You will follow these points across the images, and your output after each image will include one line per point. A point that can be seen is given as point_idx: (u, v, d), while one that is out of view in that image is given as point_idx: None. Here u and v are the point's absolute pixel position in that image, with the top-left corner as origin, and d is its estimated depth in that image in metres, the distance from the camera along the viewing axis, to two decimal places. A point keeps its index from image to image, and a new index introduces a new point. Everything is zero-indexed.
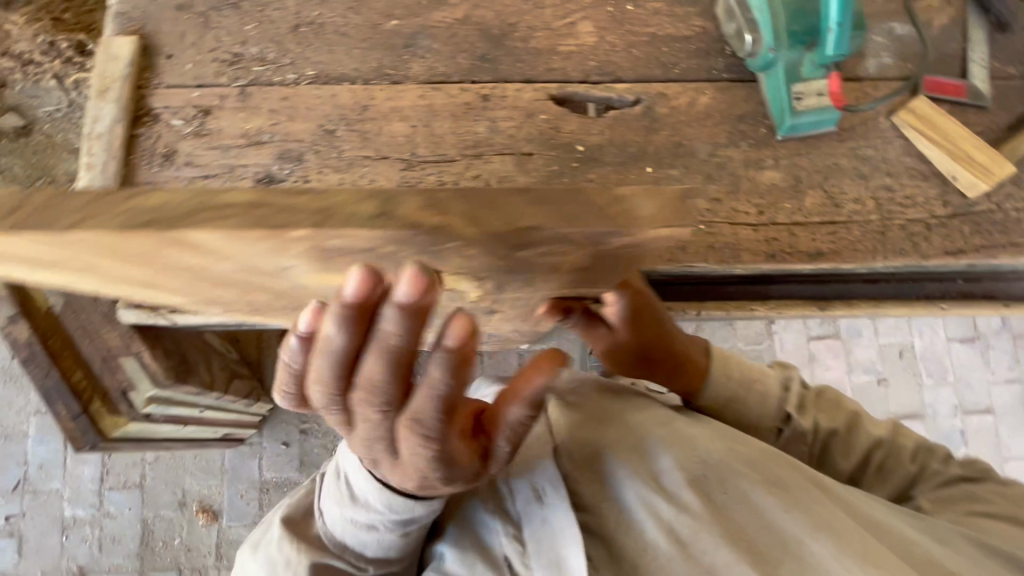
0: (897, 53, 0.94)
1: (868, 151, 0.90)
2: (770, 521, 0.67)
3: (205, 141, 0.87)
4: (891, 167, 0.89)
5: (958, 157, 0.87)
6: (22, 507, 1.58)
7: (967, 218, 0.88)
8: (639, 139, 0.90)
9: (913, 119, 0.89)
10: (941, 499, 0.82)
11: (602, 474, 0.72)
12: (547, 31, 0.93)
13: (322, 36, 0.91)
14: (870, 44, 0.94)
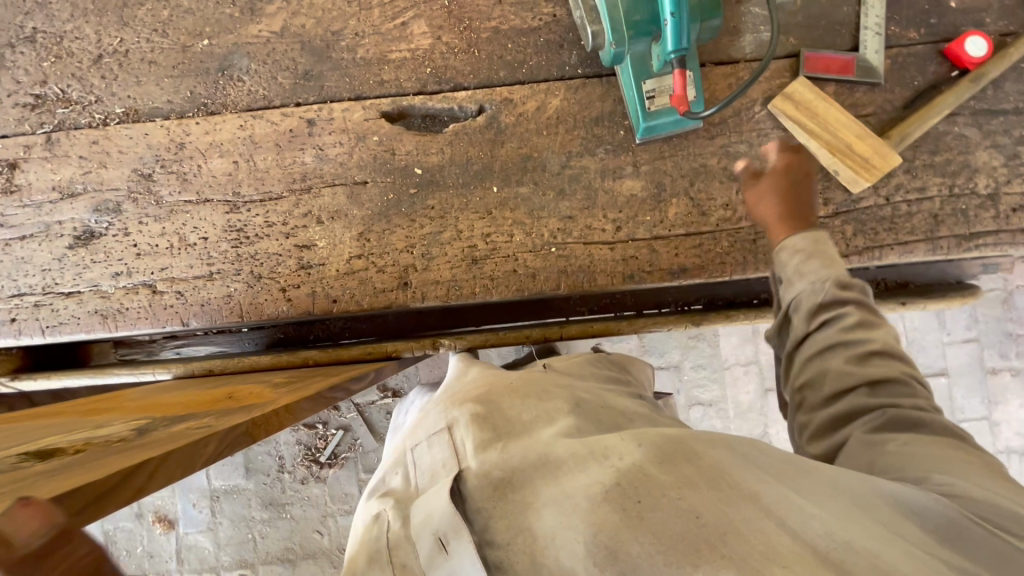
0: (782, 24, 0.81)
1: (741, 147, 0.80)
2: (695, 525, 0.42)
3: (16, 199, 0.82)
4: (766, 164, 0.80)
5: (836, 149, 0.77)
6: None
7: (850, 218, 0.79)
8: (483, 155, 0.81)
9: (789, 107, 0.79)
10: (931, 441, 0.58)
11: (514, 498, 0.51)
12: (375, 37, 0.82)
13: (127, 67, 0.82)
14: (750, 15, 0.81)
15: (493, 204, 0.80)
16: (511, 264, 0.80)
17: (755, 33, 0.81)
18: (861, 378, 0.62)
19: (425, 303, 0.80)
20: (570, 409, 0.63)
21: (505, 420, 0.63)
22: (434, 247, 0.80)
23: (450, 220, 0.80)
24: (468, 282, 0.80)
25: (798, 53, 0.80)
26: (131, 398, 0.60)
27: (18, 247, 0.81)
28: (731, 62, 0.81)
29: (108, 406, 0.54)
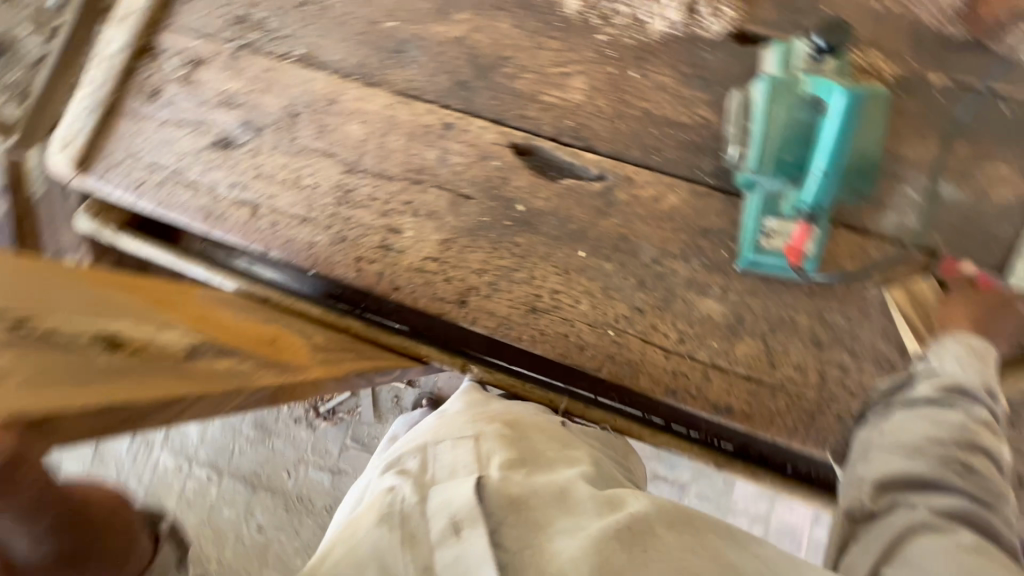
0: (933, 217, 0.77)
1: (838, 319, 0.76)
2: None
3: (187, 89, 0.92)
4: (856, 345, 0.75)
5: None
6: None
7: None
8: (584, 218, 0.82)
9: (905, 302, 0.75)
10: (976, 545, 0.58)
11: (534, 519, 0.53)
12: (536, 76, 0.87)
13: (323, 20, 0.92)
14: (903, 195, 0.77)
15: (572, 266, 0.81)
16: (565, 328, 0.80)
17: (900, 215, 0.77)
18: (954, 453, 0.65)
19: (472, 327, 0.82)
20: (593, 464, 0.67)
21: (530, 450, 0.65)
22: (504, 282, 0.82)
23: (529, 263, 0.82)
24: (519, 326, 0.81)
25: (937, 252, 0.76)
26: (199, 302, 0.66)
27: (172, 129, 0.92)
28: (863, 232, 0.77)
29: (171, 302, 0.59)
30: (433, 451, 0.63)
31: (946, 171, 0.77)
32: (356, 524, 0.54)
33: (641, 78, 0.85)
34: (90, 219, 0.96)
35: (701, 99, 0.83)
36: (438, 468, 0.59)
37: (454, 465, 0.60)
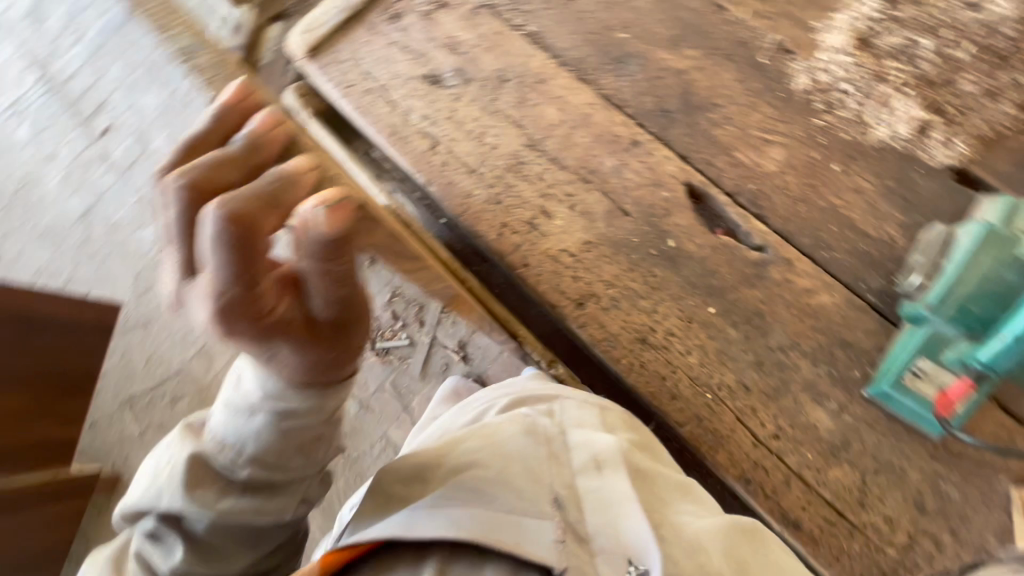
0: None
1: (952, 492, 0.70)
2: None
3: (424, 23, 1.01)
4: (962, 528, 0.69)
5: None
6: None
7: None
8: (727, 278, 0.82)
9: None
10: None
11: (653, 493, 0.63)
12: (738, 132, 0.87)
13: (565, 9, 0.98)
14: None
15: (697, 318, 0.80)
16: (666, 371, 0.79)
17: None
18: None
19: (578, 331, 0.83)
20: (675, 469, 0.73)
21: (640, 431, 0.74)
22: (625, 303, 0.83)
23: (657, 296, 0.82)
24: (622, 349, 0.81)
25: None
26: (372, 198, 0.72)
27: (397, 50, 1.01)
28: (1014, 417, 0.71)
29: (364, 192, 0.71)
30: (560, 399, 0.72)
31: None
32: (497, 426, 0.66)
33: (840, 174, 0.83)
34: (296, 97, 1.06)
35: (894, 218, 0.80)
36: (568, 414, 0.69)
37: (579, 416, 0.70)
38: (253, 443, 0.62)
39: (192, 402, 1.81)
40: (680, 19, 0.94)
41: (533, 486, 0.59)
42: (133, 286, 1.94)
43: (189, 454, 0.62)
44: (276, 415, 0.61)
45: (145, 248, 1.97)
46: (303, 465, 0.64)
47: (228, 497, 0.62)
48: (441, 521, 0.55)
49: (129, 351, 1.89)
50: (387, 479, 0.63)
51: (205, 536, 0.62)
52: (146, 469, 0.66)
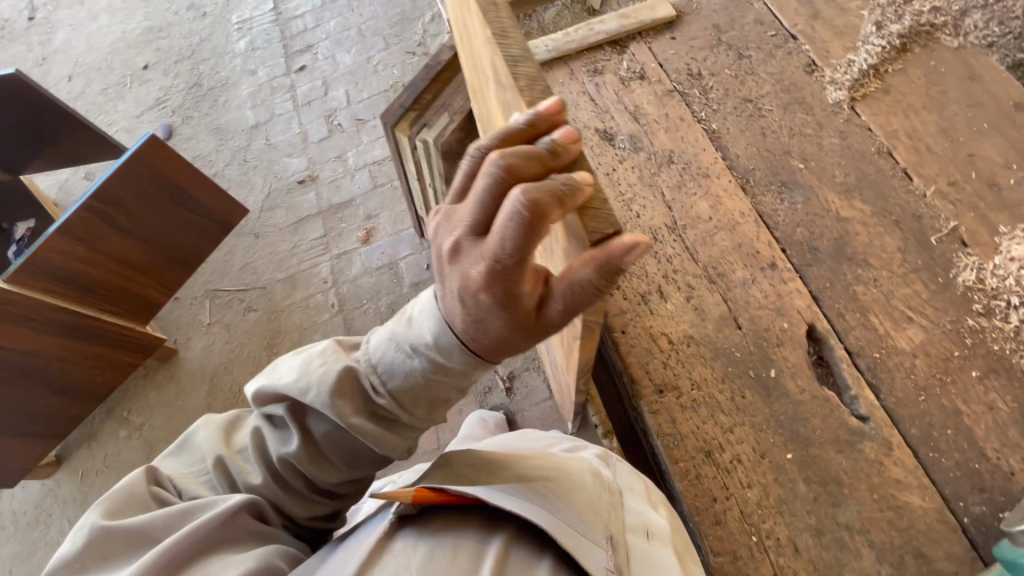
0: None
1: None
2: None
3: (618, 86, 1.09)
4: None
5: None
6: (348, 128, 2.24)
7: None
8: (817, 432, 0.78)
9: None
10: None
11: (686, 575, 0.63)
12: (881, 297, 0.85)
13: (751, 122, 1.02)
14: None
15: (771, 457, 0.77)
16: (720, 493, 0.76)
17: None
18: None
19: (648, 416, 0.82)
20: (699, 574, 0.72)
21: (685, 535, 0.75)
22: (705, 410, 0.81)
23: (739, 417, 0.80)
24: (685, 453, 0.79)
25: None
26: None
27: (584, 99, 1.09)
28: None
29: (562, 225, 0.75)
30: (612, 458, 0.78)
31: None
32: (559, 457, 0.71)
33: (975, 381, 0.78)
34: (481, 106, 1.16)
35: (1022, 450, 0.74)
36: (619, 475, 0.75)
37: (627, 480, 0.75)
38: (400, 378, 0.66)
39: (262, 318, 1.95)
40: (860, 172, 0.94)
41: (593, 515, 0.63)
42: (263, 201, 2.16)
43: (344, 367, 0.67)
44: (430, 365, 0.64)
45: (286, 175, 2.19)
46: (424, 415, 0.69)
47: (361, 423, 0.67)
48: (513, 505, 0.58)
49: (233, 252, 2.08)
50: (454, 458, 0.67)
51: (323, 438, 0.70)
52: (289, 366, 0.70)
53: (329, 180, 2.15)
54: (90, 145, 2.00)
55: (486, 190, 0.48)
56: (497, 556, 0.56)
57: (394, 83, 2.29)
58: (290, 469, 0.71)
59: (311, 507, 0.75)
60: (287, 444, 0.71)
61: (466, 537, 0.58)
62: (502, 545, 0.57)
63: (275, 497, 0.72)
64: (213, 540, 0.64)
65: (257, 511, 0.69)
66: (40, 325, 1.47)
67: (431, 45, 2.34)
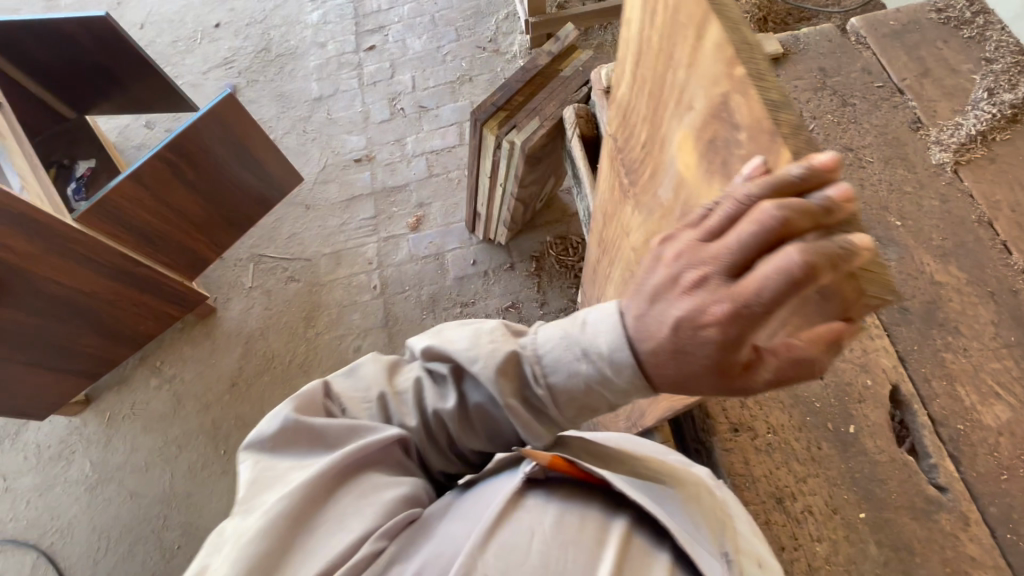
0: None
1: None
2: None
3: None
4: None
5: None
6: (410, 114, 2.24)
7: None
8: (892, 495, 0.77)
9: None
10: None
11: None
12: (969, 368, 0.83)
13: (850, 172, 1.00)
14: None
15: (843, 513, 0.76)
16: (789, 542, 0.76)
17: None
18: None
19: (721, 454, 0.82)
20: None
21: None
22: (779, 456, 0.81)
23: (813, 468, 0.79)
24: (756, 496, 0.79)
25: None
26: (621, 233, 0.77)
27: None
28: None
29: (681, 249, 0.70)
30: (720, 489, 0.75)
31: None
32: (672, 467, 0.71)
33: None
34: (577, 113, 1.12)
35: None
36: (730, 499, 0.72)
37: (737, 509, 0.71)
38: (563, 376, 0.58)
39: (303, 289, 1.96)
40: (959, 238, 0.93)
41: (707, 530, 0.60)
42: (317, 173, 2.17)
43: (511, 350, 0.61)
44: (597, 377, 0.56)
45: (344, 151, 2.20)
46: (571, 418, 0.61)
47: (517, 415, 0.61)
48: (633, 495, 0.58)
49: (283, 219, 2.10)
50: (573, 447, 0.69)
51: (474, 408, 0.65)
52: (454, 337, 0.64)
53: (385, 163, 2.16)
54: (160, 95, 2.02)
55: (750, 239, 0.40)
56: (620, 534, 0.56)
57: (461, 75, 2.29)
58: (441, 425, 0.68)
59: (446, 464, 0.72)
60: (443, 402, 0.66)
61: (588, 509, 0.58)
62: (624, 523, 0.57)
63: (420, 446, 0.69)
64: (377, 460, 0.64)
65: (406, 449, 0.68)
66: (98, 266, 1.48)
67: (503, 43, 2.33)
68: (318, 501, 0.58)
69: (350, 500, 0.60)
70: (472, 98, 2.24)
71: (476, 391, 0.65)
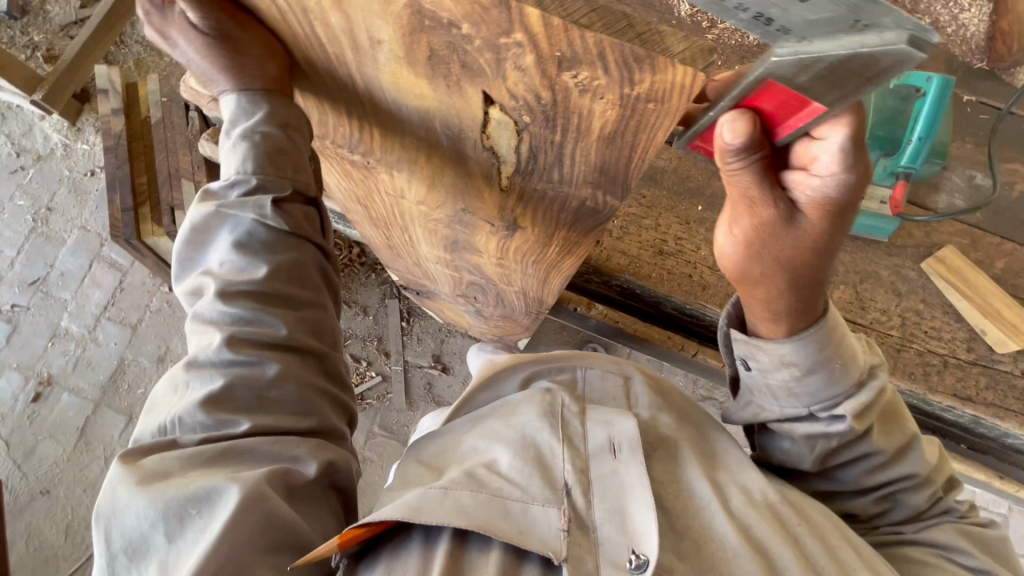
0: (971, 199, 0.87)
1: (911, 273, 0.85)
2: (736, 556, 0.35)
3: None
4: (929, 295, 0.85)
5: (991, 314, 0.82)
6: (29, 301, 1.61)
7: (992, 381, 0.83)
8: (700, 179, 0.90)
9: (941, 269, 0.84)
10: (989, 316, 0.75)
11: (663, 468, 0.39)
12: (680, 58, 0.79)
13: None
14: (948, 180, 0.88)
15: (694, 217, 0.89)
16: (689, 269, 0.88)
17: (950, 196, 0.87)
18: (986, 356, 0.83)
19: (606, 266, 0.89)
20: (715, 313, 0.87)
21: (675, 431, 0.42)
22: (633, 227, 0.90)
23: (655, 213, 0.90)
24: (649, 266, 0.88)
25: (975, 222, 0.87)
26: (386, 195, 0.63)
27: None
28: (920, 207, 0.87)
29: (463, 200, 0.55)
30: (580, 370, 0.50)
31: (1004, 158, 0.88)
32: (512, 406, 0.43)
33: None
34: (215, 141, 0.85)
35: None
36: (589, 391, 0.48)
37: (603, 392, 0.48)
38: (245, 152, 0.39)
39: None
40: None
41: (541, 473, 0.37)
42: (9, 456, 1.50)
43: (204, 194, 0.40)
44: (256, 116, 0.38)
45: (6, 406, 1.54)
46: (284, 169, 0.39)
47: (232, 214, 0.39)
48: (450, 503, 0.34)
49: (36, 530, 1.44)
50: (410, 464, 0.45)
51: (241, 281, 0.39)
52: (189, 242, 0.41)
53: (66, 368, 1.57)
54: None
55: None
56: (448, 565, 0.32)
57: (34, 216, 1.64)
58: (244, 366, 0.38)
59: (304, 379, 0.41)
60: (205, 298, 0.39)
61: (410, 554, 0.33)
62: (456, 538, 0.34)
63: (244, 358, 0.38)
64: (248, 560, 0.32)
65: (289, 479, 0.36)
66: None
67: (32, 144, 1.66)
68: None
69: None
70: (75, 223, 1.64)
71: (213, 253, 0.40)
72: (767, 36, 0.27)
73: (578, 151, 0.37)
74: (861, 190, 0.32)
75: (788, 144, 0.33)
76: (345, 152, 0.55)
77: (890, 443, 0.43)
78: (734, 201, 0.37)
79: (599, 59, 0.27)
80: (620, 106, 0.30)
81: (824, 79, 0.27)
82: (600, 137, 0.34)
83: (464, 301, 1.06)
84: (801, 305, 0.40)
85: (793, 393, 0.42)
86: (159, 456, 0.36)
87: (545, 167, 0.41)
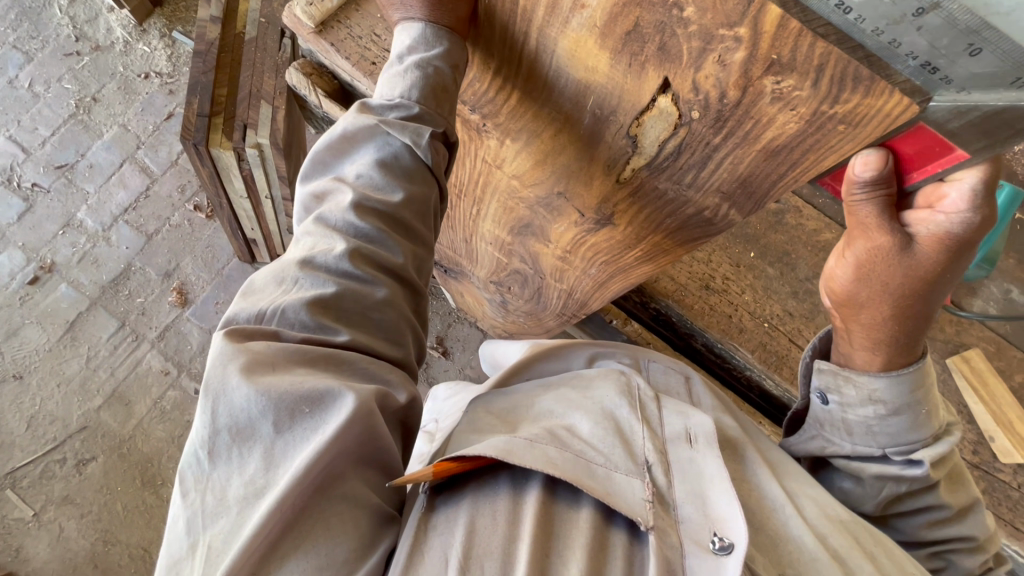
0: (1001, 309, 0.89)
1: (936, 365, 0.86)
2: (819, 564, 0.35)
3: None
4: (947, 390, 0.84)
5: (999, 421, 0.83)
6: (51, 185, 1.51)
7: (989, 487, 0.80)
8: (757, 228, 0.92)
9: (964, 368, 0.85)
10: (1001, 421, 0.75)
11: (738, 473, 0.40)
12: None
13: None
14: (984, 288, 0.90)
15: (744, 262, 0.90)
16: (730, 310, 0.87)
17: (984, 302, 0.89)
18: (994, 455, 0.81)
19: (654, 287, 0.90)
20: (743, 357, 0.86)
21: (749, 443, 0.42)
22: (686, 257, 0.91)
23: (709, 249, 0.91)
24: (693, 297, 0.88)
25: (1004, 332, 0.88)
26: (480, 161, 0.63)
27: None
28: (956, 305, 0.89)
29: (573, 195, 0.57)
30: (642, 360, 0.52)
31: None
32: (587, 379, 0.42)
33: None
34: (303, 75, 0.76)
35: None
36: (652, 380, 0.50)
37: (667, 383, 0.50)
38: (416, 82, 0.40)
39: (109, 463, 1.28)
40: None
41: (624, 444, 0.36)
42: None
43: (360, 106, 0.42)
44: (438, 51, 0.40)
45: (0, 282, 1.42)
46: (439, 107, 0.41)
47: (386, 133, 0.41)
48: (537, 454, 0.33)
49: None
50: (476, 412, 0.41)
51: (375, 198, 0.40)
52: (327, 151, 0.42)
53: (71, 260, 1.45)
54: None
55: None
56: (539, 516, 0.31)
57: (77, 102, 1.57)
58: (356, 279, 0.38)
59: (406, 311, 0.41)
60: (334, 203, 0.40)
61: (498, 497, 0.32)
62: (546, 488, 0.32)
63: (361, 274, 0.38)
64: (344, 468, 0.32)
65: (383, 400, 0.36)
66: None
67: (94, 32, 1.62)
68: (247, 552, 0.28)
69: (320, 564, 0.29)
70: (118, 119, 1.56)
71: (351, 164, 0.42)
72: (930, 83, 0.27)
73: (729, 158, 0.38)
74: (986, 229, 0.32)
75: (916, 188, 0.33)
76: (467, 123, 0.56)
77: (955, 501, 0.45)
78: (851, 231, 0.37)
79: (815, 71, 0.29)
80: (806, 121, 0.32)
81: (978, 127, 0.26)
82: (770, 148, 0.35)
83: (494, 291, 1.04)
84: (905, 338, 0.41)
85: (872, 431, 0.44)
86: (261, 340, 0.35)
87: (682, 166, 0.42)
